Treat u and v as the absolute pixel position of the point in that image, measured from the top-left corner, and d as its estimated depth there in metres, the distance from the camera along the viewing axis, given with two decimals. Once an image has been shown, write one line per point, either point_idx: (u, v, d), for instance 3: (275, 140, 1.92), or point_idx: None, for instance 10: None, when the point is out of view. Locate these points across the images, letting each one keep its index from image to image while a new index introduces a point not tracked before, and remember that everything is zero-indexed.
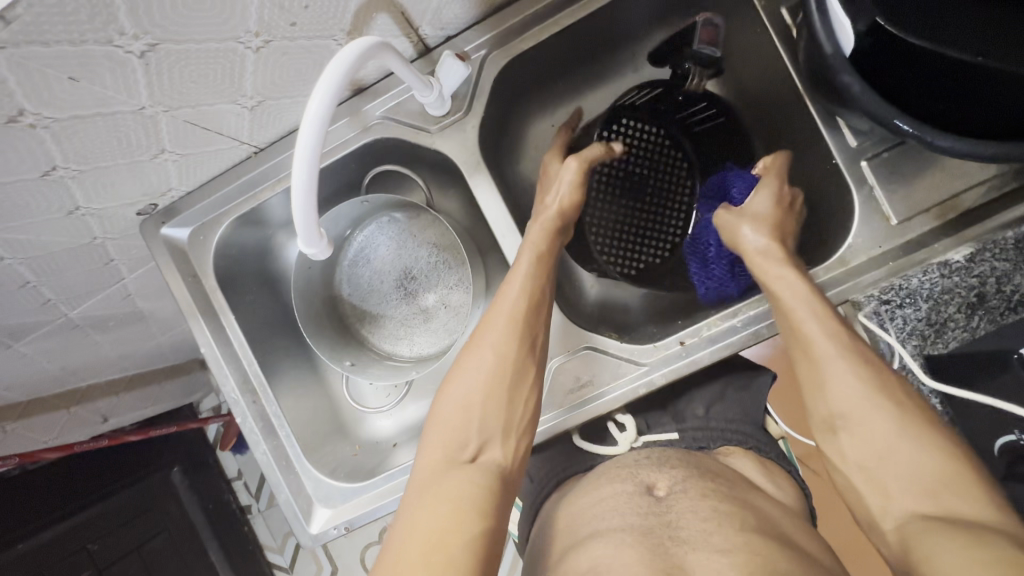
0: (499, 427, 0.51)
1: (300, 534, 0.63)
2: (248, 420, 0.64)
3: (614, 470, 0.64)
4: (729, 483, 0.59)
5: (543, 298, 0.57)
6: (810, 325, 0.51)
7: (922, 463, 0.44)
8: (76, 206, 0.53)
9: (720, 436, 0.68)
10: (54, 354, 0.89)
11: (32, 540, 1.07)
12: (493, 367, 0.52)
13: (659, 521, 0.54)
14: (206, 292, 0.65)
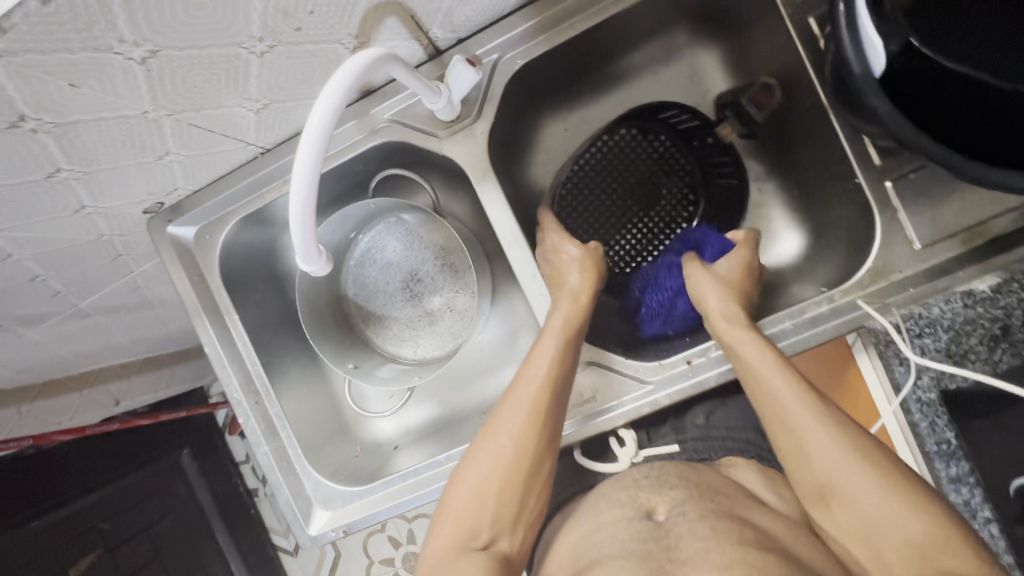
0: (511, 514, 0.51)
1: (299, 534, 0.64)
2: (250, 420, 0.64)
3: (612, 492, 0.60)
4: (731, 497, 0.55)
5: (566, 380, 0.56)
6: (780, 387, 0.51)
7: (912, 526, 0.43)
8: (82, 205, 0.53)
9: (723, 448, 0.66)
10: (64, 341, 0.91)
11: (46, 518, 1.08)
12: (511, 452, 0.52)
13: (657, 544, 0.49)
14: (211, 291, 0.65)
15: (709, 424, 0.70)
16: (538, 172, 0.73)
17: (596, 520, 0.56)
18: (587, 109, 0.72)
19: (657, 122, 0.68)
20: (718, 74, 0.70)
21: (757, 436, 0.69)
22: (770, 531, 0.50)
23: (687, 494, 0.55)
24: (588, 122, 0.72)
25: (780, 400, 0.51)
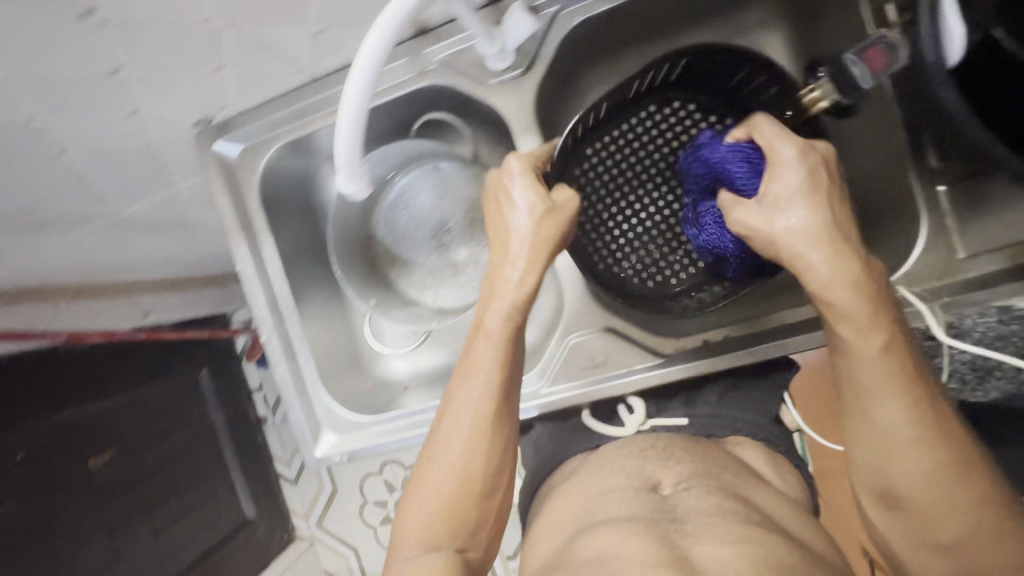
0: (472, 516, 0.59)
1: (305, 454, 0.68)
2: (273, 338, 0.67)
3: (618, 458, 0.66)
4: (729, 474, 0.63)
5: (509, 390, 0.58)
6: (872, 358, 0.48)
7: (969, 522, 0.47)
8: (137, 108, 0.55)
9: (729, 427, 0.70)
10: (104, 247, 0.95)
11: (70, 414, 1.12)
12: (464, 467, 0.58)
13: (663, 515, 0.58)
14: (248, 210, 0.67)
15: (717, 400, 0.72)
16: None
17: (606, 481, 0.64)
18: None
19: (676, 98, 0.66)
20: (780, 56, 0.67)
21: (762, 419, 0.71)
22: (758, 505, 0.60)
23: (692, 470, 0.62)
24: None
25: (865, 368, 0.48)
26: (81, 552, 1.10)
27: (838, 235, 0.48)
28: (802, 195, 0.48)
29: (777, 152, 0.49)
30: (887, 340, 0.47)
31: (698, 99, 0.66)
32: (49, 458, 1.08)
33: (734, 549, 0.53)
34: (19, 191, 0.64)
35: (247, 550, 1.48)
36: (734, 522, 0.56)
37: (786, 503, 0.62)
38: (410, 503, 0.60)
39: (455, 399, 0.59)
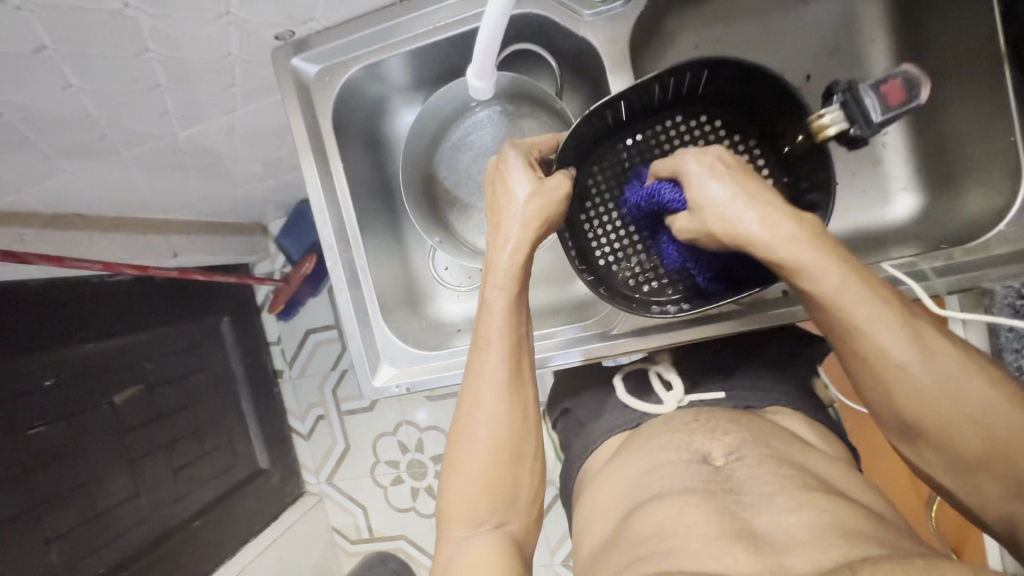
0: (510, 490, 0.52)
1: (363, 386, 0.68)
2: (337, 266, 0.67)
3: (663, 434, 0.59)
4: (785, 443, 0.55)
5: (523, 339, 0.54)
6: (856, 299, 0.45)
7: (991, 414, 0.44)
8: (228, 11, 0.54)
9: (769, 399, 0.64)
10: (150, 173, 0.93)
11: (99, 344, 1.11)
12: (494, 434, 0.52)
13: (720, 489, 0.50)
14: (320, 133, 0.67)
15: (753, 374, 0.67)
16: None
17: (653, 457, 0.57)
18: (727, 28, 0.66)
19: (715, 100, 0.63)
20: (872, 12, 0.64)
21: (801, 392, 0.66)
22: (831, 482, 0.51)
23: (743, 438, 0.55)
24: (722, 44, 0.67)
25: (861, 316, 0.45)
26: (106, 480, 1.09)
27: (758, 192, 0.48)
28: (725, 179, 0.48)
29: (688, 170, 0.50)
30: (850, 276, 0.45)
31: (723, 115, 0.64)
32: (78, 386, 1.07)
33: (799, 517, 0.45)
34: (88, 98, 0.63)
35: (260, 499, 1.42)
36: (798, 490, 0.47)
37: (842, 470, 0.54)
38: (446, 508, 0.52)
39: (472, 376, 0.54)
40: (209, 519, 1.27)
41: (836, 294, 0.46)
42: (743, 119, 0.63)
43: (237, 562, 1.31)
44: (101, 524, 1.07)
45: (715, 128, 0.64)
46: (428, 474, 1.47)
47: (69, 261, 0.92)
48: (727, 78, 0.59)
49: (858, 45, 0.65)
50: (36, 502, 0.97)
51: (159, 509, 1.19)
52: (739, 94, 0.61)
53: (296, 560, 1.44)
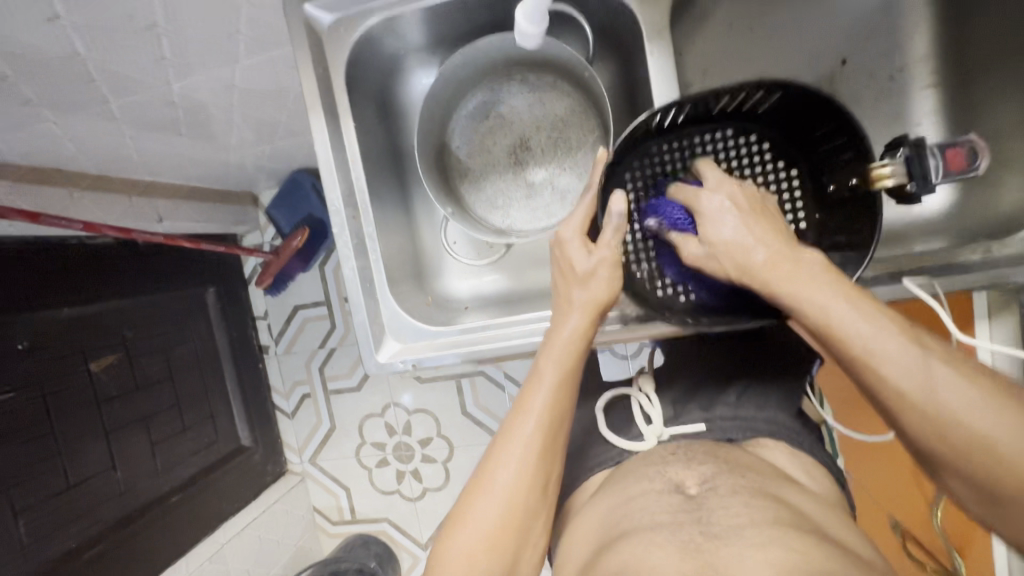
0: (511, 562, 0.51)
1: (366, 362, 0.65)
2: (344, 232, 0.63)
3: (638, 469, 0.57)
4: (762, 475, 0.53)
5: (561, 432, 0.54)
6: (844, 321, 0.43)
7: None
8: None
9: (751, 429, 0.61)
10: (138, 129, 0.87)
11: (77, 309, 1.04)
12: (513, 504, 0.51)
13: (689, 518, 0.49)
14: (332, 89, 0.63)
15: (736, 401, 0.64)
16: (689, 63, 0.64)
17: (627, 490, 0.55)
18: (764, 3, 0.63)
19: (767, 121, 0.59)
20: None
21: (788, 414, 0.63)
22: (816, 521, 0.49)
23: (717, 468, 0.54)
24: (757, 20, 0.63)
25: (847, 330, 0.42)
26: (82, 452, 1.04)
27: (772, 226, 0.48)
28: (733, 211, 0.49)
29: (698, 201, 0.51)
30: (850, 297, 0.43)
31: (773, 137, 0.60)
32: (54, 352, 1.01)
33: (764, 554, 0.43)
34: (76, 33, 0.58)
35: (242, 476, 1.37)
36: (769, 526, 0.46)
37: (826, 509, 0.52)
38: (441, 560, 0.51)
39: (502, 439, 0.54)
40: (188, 497, 1.23)
41: (814, 308, 0.44)
42: (792, 145, 0.59)
43: (215, 540, 1.26)
44: (74, 496, 1.02)
45: (762, 148, 0.60)
46: (415, 457, 1.45)
47: (47, 217, 0.85)
48: (799, 102, 0.55)
49: (899, 31, 0.62)
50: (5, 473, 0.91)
51: (136, 483, 1.14)
52: (799, 118, 0.57)
53: (275, 540, 1.40)
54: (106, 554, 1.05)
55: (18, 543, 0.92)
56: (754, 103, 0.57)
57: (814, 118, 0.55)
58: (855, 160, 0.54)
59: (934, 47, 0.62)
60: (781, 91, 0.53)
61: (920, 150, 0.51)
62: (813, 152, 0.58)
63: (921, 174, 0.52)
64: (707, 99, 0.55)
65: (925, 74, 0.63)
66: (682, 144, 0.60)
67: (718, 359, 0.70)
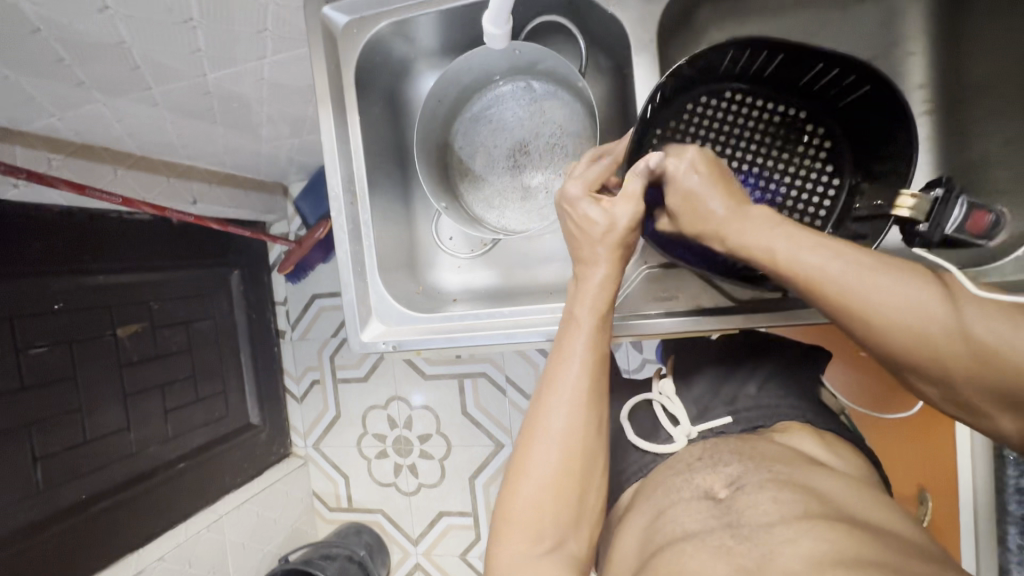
0: (576, 511, 0.51)
1: (351, 337, 0.69)
2: (341, 216, 0.68)
3: (667, 481, 0.58)
4: (790, 461, 0.54)
5: (603, 374, 0.53)
6: (783, 247, 0.47)
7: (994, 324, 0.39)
8: None
9: (778, 413, 0.63)
10: (176, 115, 0.94)
11: (110, 275, 1.13)
12: (570, 452, 0.51)
13: (720, 523, 0.50)
14: (342, 84, 0.68)
15: (757, 391, 0.65)
16: None
17: (661, 501, 0.56)
18: (762, 25, 0.65)
19: (826, 106, 0.60)
20: (916, 24, 0.61)
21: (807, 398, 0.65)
22: (845, 506, 0.50)
23: (745, 467, 0.54)
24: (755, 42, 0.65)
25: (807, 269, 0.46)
26: (97, 410, 1.10)
27: (728, 184, 0.53)
28: (698, 169, 0.53)
29: (665, 168, 0.54)
30: (789, 230, 0.48)
31: (831, 130, 0.61)
32: (84, 314, 1.09)
33: (796, 547, 0.45)
34: (122, 23, 0.65)
35: (247, 452, 1.43)
36: (800, 521, 0.47)
37: (854, 487, 0.52)
38: (507, 515, 0.51)
39: (544, 390, 0.53)
40: (193, 464, 1.29)
41: (762, 249, 0.49)
42: (848, 151, 0.61)
43: (214, 510, 1.32)
44: (91, 450, 1.09)
45: (821, 142, 0.61)
46: (413, 452, 1.48)
47: (91, 189, 0.93)
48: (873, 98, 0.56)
49: (895, 59, 0.62)
50: (28, 421, 0.98)
51: (147, 446, 1.20)
52: (868, 122, 0.58)
53: (272, 519, 1.45)
54: (112, 509, 1.11)
55: (34, 486, 0.99)
56: (843, 89, 0.58)
57: (881, 130, 0.57)
58: (899, 178, 0.56)
59: (929, 74, 0.61)
60: (870, 82, 0.54)
61: (952, 195, 0.53)
62: (862, 165, 0.60)
63: (938, 220, 0.54)
64: (801, 64, 0.56)
65: (920, 101, 0.62)
66: (736, 118, 0.61)
67: (726, 360, 0.70)
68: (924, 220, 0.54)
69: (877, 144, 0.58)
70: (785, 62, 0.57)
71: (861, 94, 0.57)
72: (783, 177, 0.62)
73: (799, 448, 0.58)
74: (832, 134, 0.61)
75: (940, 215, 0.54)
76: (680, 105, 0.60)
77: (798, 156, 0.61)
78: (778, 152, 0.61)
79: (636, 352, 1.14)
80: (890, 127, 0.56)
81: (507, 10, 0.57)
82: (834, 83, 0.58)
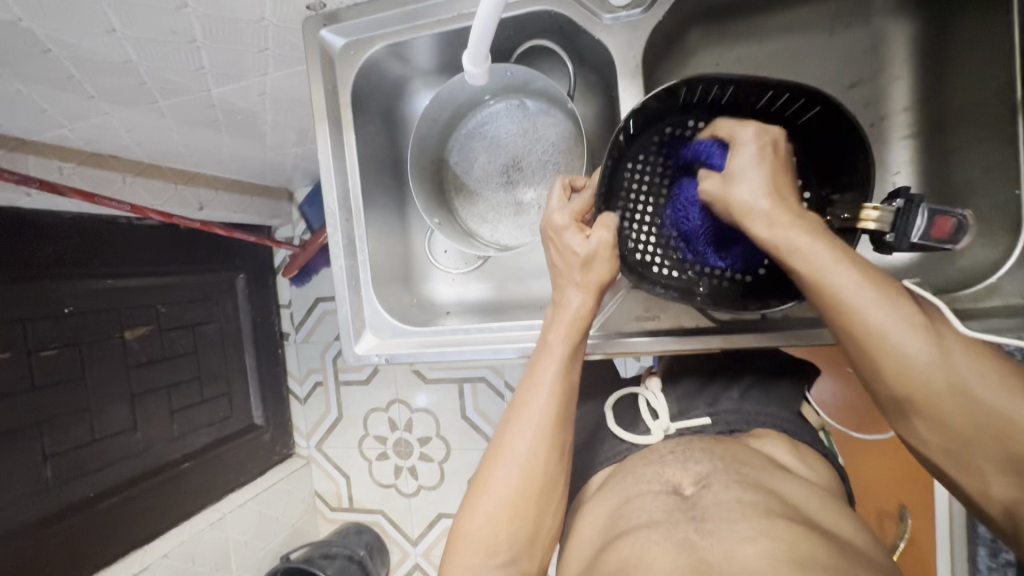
0: (529, 531, 0.54)
1: (346, 349, 0.71)
2: (337, 233, 0.70)
3: (637, 468, 0.62)
4: (754, 468, 0.57)
5: (567, 405, 0.56)
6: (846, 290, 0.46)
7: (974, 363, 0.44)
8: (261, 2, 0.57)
9: (757, 421, 0.66)
10: (183, 126, 0.97)
11: (119, 280, 1.16)
12: (528, 477, 0.54)
13: (685, 516, 0.53)
14: (339, 104, 0.70)
15: (739, 398, 0.69)
16: None
17: (626, 489, 0.60)
18: (749, 48, 0.66)
19: (787, 124, 0.57)
20: (902, 49, 0.62)
21: (788, 410, 0.68)
22: (808, 514, 0.53)
23: (714, 466, 0.58)
24: (743, 64, 0.66)
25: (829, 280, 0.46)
26: (106, 411, 1.14)
27: (781, 175, 0.50)
28: (758, 154, 0.50)
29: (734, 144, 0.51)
30: (820, 238, 0.47)
31: (796, 149, 0.58)
32: (94, 317, 1.12)
33: (755, 546, 0.48)
34: (129, 44, 0.67)
35: (250, 452, 1.46)
36: (761, 520, 0.51)
37: (818, 497, 0.56)
38: (464, 528, 0.55)
39: (512, 416, 0.57)
40: (198, 463, 1.32)
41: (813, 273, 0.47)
42: (816, 170, 0.58)
43: (217, 509, 1.35)
44: (99, 449, 1.12)
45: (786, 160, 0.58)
46: (413, 454, 1.50)
47: (101, 198, 0.96)
48: (833, 119, 0.54)
49: (881, 81, 0.63)
50: (40, 419, 1.02)
51: (153, 445, 1.24)
52: (831, 140, 0.56)
53: (274, 517, 1.48)
54: (118, 505, 1.14)
55: (44, 484, 1.02)
56: (796, 110, 0.56)
57: (841, 145, 0.55)
58: (862, 193, 0.54)
59: (913, 98, 0.62)
60: (822, 103, 0.52)
61: (916, 203, 0.50)
62: (828, 179, 0.57)
63: (903, 229, 0.51)
64: (753, 91, 0.54)
65: (904, 125, 0.63)
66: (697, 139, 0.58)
67: (711, 370, 0.73)
68: (888, 230, 0.51)
69: (840, 163, 0.56)
70: (737, 88, 0.54)
71: (815, 112, 0.55)
72: None
73: (771, 454, 0.62)
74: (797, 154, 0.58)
75: (901, 223, 0.51)
76: (645, 140, 0.59)
77: None
78: None
79: (633, 360, 1.16)
80: (848, 151, 0.54)
81: (486, 50, 0.59)
82: (789, 104, 0.55)
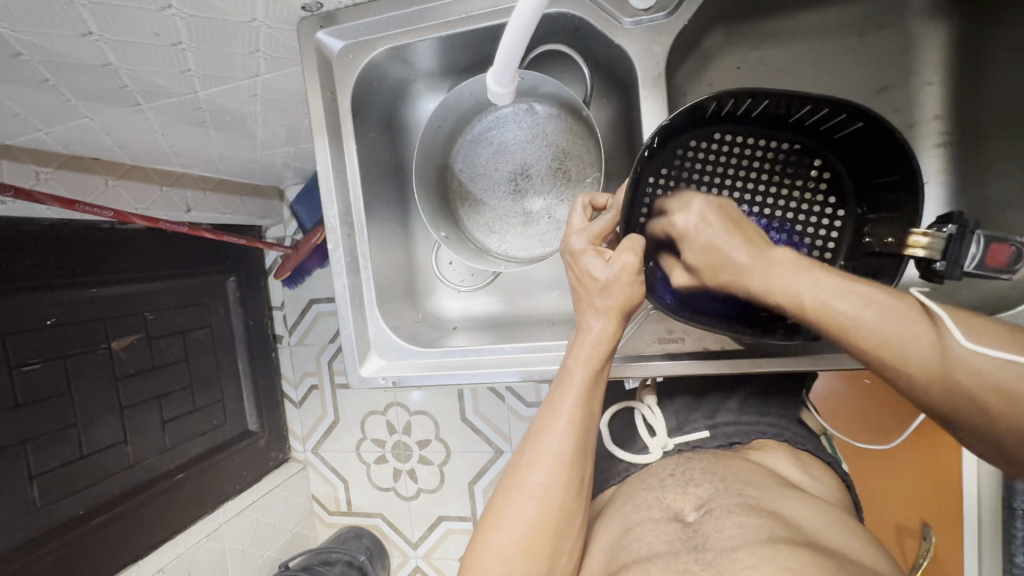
0: (545, 567, 0.52)
1: (350, 373, 0.68)
2: (339, 249, 0.66)
3: (637, 495, 0.59)
4: (760, 489, 0.55)
5: (587, 435, 0.54)
6: (810, 291, 0.45)
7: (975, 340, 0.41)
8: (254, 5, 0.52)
9: (755, 431, 0.64)
10: (166, 128, 0.92)
11: (104, 289, 1.11)
12: (547, 511, 0.52)
13: (684, 546, 0.51)
14: (338, 111, 0.66)
15: (737, 408, 0.67)
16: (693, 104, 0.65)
17: (627, 517, 0.58)
18: (772, 50, 0.62)
19: (821, 137, 0.55)
20: (932, 54, 0.59)
21: (791, 420, 0.66)
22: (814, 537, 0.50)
23: (713, 489, 0.56)
24: (765, 67, 0.63)
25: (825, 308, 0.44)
26: (94, 425, 1.09)
27: (742, 227, 0.49)
28: (710, 216, 0.50)
29: (675, 224, 0.52)
30: (814, 271, 0.46)
31: (831, 163, 0.56)
32: (78, 328, 1.07)
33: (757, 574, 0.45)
34: (108, 48, 0.62)
35: (245, 460, 1.42)
36: (763, 546, 0.48)
37: (823, 511, 0.53)
38: (476, 564, 0.52)
39: (529, 446, 0.54)
40: (193, 474, 1.28)
41: (789, 293, 0.46)
42: (850, 184, 0.56)
43: (213, 519, 1.31)
44: (88, 466, 1.08)
45: (820, 175, 0.56)
46: (413, 457, 1.47)
47: (81, 204, 0.90)
48: (873, 135, 0.51)
49: (910, 87, 0.60)
50: (24, 438, 0.97)
51: (144, 458, 1.20)
52: (866, 155, 0.54)
53: (271, 524, 1.45)
54: (110, 522, 1.10)
55: (30, 506, 0.98)
56: (832, 124, 0.54)
57: (880, 162, 0.53)
58: (904, 213, 0.52)
59: (945, 106, 0.60)
60: (864, 119, 0.50)
61: (971, 230, 0.48)
62: (865, 194, 0.56)
63: (956, 257, 0.49)
64: (790, 103, 0.52)
65: (934, 133, 0.60)
66: (728, 154, 0.56)
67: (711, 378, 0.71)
68: (939, 257, 0.49)
69: (874, 180, 0.54)
70: (773, 101, 0.52)
71: (854, 128, 0.52)
72: (782, 213, 0.57)
73: (773, 468, 0.60)
74: (832, 168, 0.56)
75: (955, 252, 0.48)
76: (672, 152, 0.56)
77: (797, 192, 0.57)
78: (774, 186, 0.57)
79: None
80: (884, 168, 0.52)
81: (513, 68, 0.55)
82: (826, 117, 0.53)
